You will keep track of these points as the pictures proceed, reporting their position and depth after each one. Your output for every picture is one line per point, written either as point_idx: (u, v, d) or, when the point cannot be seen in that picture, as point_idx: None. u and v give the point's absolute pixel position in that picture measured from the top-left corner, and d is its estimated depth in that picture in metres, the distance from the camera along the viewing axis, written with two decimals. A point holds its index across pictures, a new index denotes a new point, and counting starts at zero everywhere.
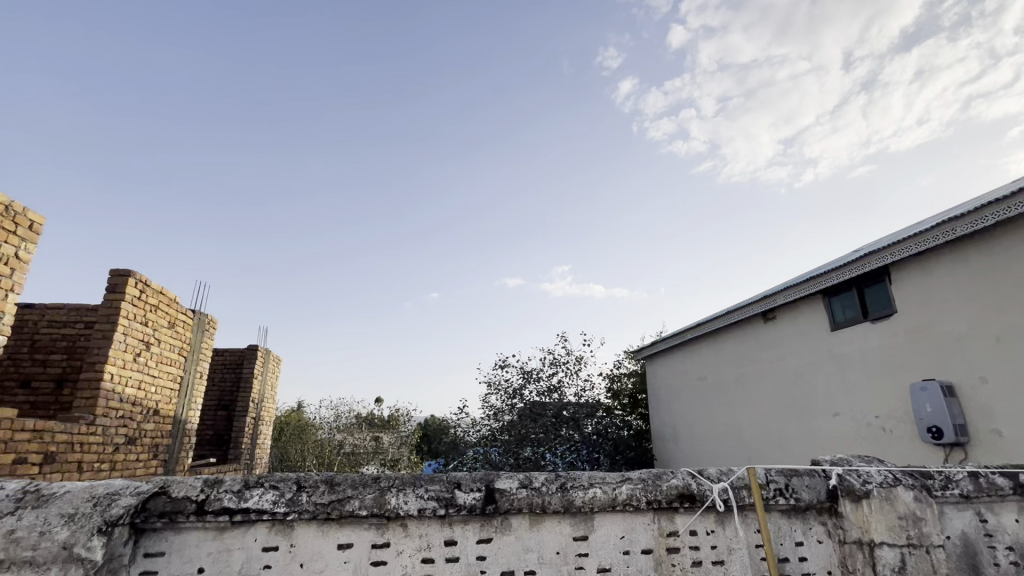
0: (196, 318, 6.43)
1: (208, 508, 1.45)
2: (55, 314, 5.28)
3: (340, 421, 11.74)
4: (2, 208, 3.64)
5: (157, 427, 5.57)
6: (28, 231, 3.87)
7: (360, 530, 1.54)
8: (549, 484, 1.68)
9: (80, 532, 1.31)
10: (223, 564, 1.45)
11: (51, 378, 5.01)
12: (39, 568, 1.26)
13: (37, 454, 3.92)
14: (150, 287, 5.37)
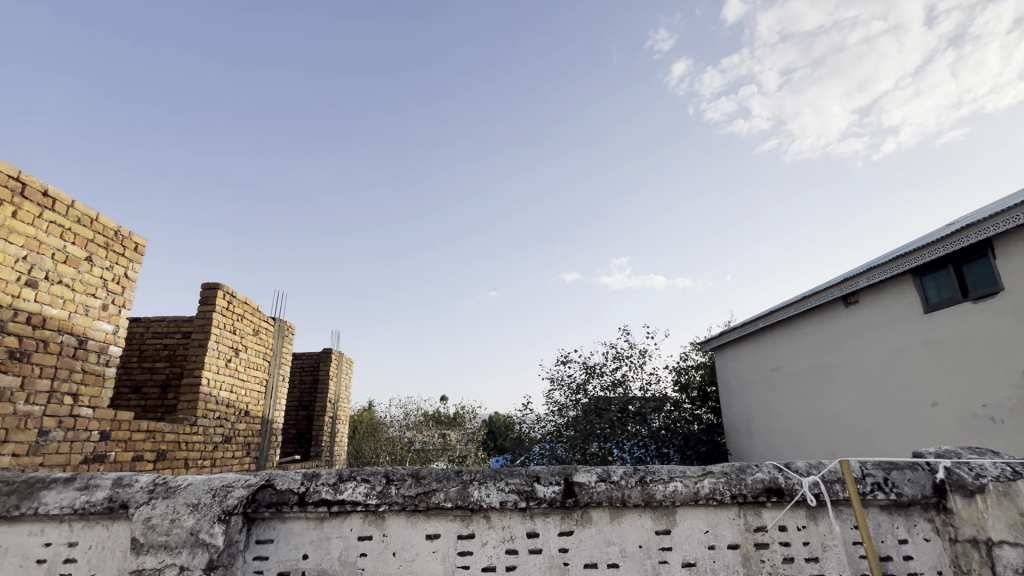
0: (277, 325, 6.90)
1: (308, 499, 1.57)
2: (157, 325, 5.84)
3: (409, 419, 12.22)
4: (112, 233, 4.08)
5: (248, 427, 6.04)
6: (135, 251, 4.31)
7: (446, 521, 1.60)
8: (628, 477, 1.66)
9: (204, 520, 1.47)
10: (324, 552, 1.56)
11: (157, 384, 5.60)
12: (172, 551, 1.43)
13: (151, 452, 4.38)
14: (236, 298, 5.83)
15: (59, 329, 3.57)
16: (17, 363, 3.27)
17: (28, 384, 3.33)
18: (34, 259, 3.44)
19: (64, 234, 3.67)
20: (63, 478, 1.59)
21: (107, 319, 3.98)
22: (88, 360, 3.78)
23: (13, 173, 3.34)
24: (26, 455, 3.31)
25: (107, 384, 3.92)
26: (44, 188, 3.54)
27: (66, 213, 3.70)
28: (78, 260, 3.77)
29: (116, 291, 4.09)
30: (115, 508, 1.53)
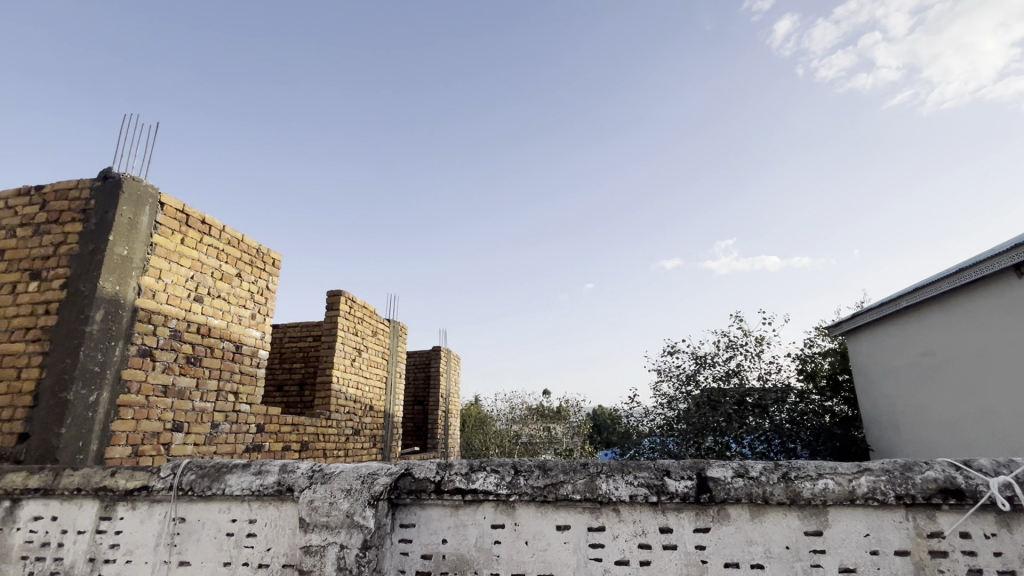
0: (392, 326, 7.39)
1: (444, 488, 1.66)
2: (292, 330, 6.55)
3: (515, 413, 12.54)
4: (255, 251, 4.65)
5: (373, 421, 6.57)
6: (273, 266, 4.87)
7: (575, 513, 1.61)
8: (769, 473, 1.55)
9: (357, 504, 1.62)
10: (461, 537, 1.64)
11: (296, 382, 6.30)
12: (334, 530, 1.60)
13: (296, 443, 4.95)
14: (355, 302, 6.36)
15: (221, 337, 4.17)
16: (192, 366, 3.87)
17: (201, 384, 3.92)
18: (199, 278, 4.03)
19: (219, 255, 4.24)
20: (242, 464, 1.84)
21: (256, 326, 4.56)
22: (244, 363, 4.36)
23: (179, 206, 3.92)
24: (203, 445, 3.91)
25: (259, 383, 4.50)
26: (202, 216, 4.11)
27: (220, 236, 4.27)
28: (231, 276, 4.35)
29: (261, 301, 4.66)
30: (283, 491, 1.74)
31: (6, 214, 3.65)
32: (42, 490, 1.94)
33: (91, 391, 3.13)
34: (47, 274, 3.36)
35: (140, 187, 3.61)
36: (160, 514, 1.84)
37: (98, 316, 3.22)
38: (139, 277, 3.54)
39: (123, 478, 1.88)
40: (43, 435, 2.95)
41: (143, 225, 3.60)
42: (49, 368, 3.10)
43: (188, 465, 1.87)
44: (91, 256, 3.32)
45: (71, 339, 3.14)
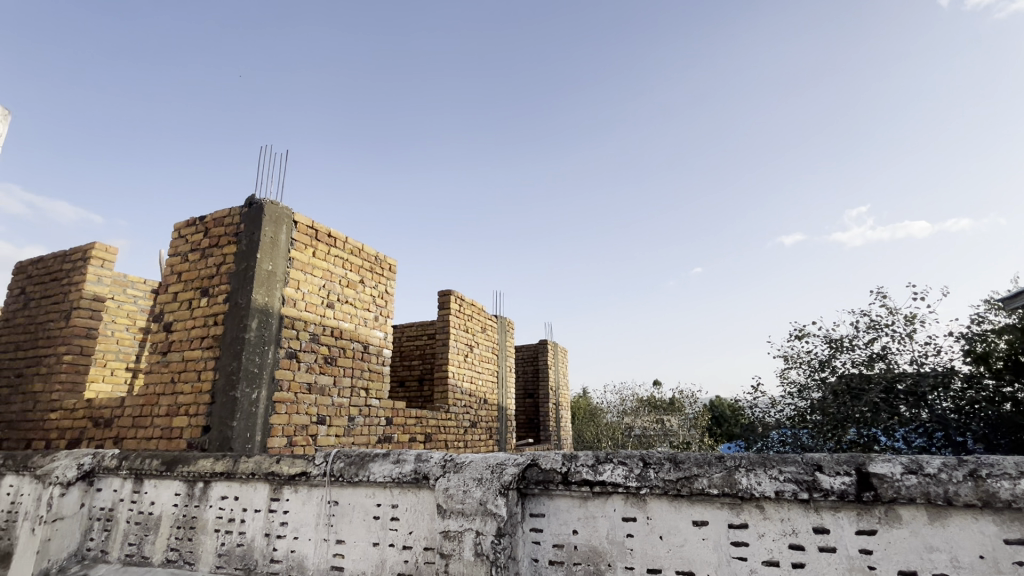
0: (499, 321, 7.59)
1: (572, 479, 1.65)
2: (409, 329, 7.02)
3: (626, 404, 12.29)
4: (374, 258, 5.03)
5: (488, 413, 6.83)
6: (390, 270, 5.24)
7: (713, 509, 1.51)
8: (951, 471, 1.33)
9: (489, 492, 1.67)
10: (593, 529, 1.63)
11: (416, 378, 6.74)
12: (469, 517, 1.67)
13: (421, 434, 5.29)
14: (464, 300, 6.62)
15: (351, 338, 4.59)
16: (329, 366, 4.31)
17: (337, 381, 4.35)
18: (329, 286, 4.47)
19: (344, 264, 4.66)
20: (382, 453, 1.99)
21: (379, 328, 4.94)
22: (372, 361, 4.76)
23: (309, 223, 4.36)
24: (343, 436, 4.33)
25: (385, 379, 4.89)
26: (328, 230, 4.54)
27: (344, 247, 4.68)
28: (356, 283, 4.76)
29: (382, 304, 5.05)
30: (420, 479, 1.85)
31: (180, 243, 4.33)
32: (225, 474, 2.27)
33: (253, 389, 3.61)
34: (214, 291, 3.94)
35: (278, 209, 4.08)
36: (317, 498, 2.06)
37: (253, 324, 3.70)
38: (282, 289, 4.01)
39: (286, 465, 2.13)
40: (219, 428, 3.44)
41: (282, 243, 4.06)
42: (220, 370, 3.62)
43: (337, 454, 2.07)
44: (244, 272, 3.81)
45: (235, 344, 3.63)
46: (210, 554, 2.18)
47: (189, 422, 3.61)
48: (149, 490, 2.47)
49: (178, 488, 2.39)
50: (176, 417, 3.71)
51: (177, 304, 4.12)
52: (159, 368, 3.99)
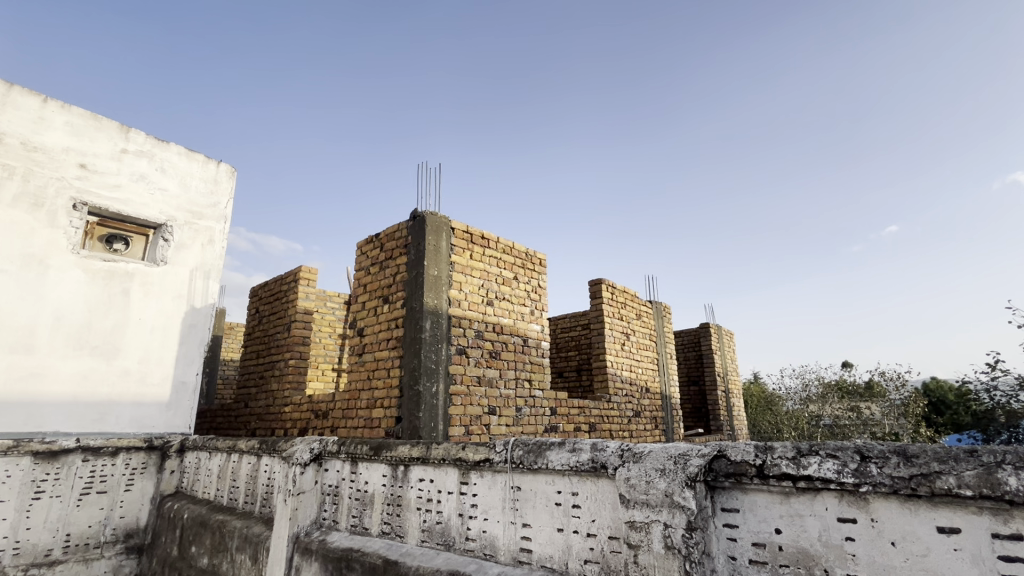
0: (655, 307, 7.27)
1: (769, 473, 1.49)
2: (563, 321, 7.13)
3: (810, 391, 10.90)
4: (524, 254, 5.20)
5: (652, 402, 6.60)
6: (541, 265, 5.36)
7: (966, 514, 1.23)
8: None
9: (674, 484, 1.59)
10: (800, 529, 1.45)
11: (574, 369, 6.80)
12: (655, 508, 1.62)
13: (585, 424, 5.33)
14: (616, 288, 6.48)
15: (512, 333, 4.82)
16: (495, 360, 4.58)
17: (503, 374, 4.61)
18: (487, 285, 4.75)
19: (499, 263, 4.90)
20: (557, 442, 2.03)
21: (535, 321, 5.11)
22: (532, 354, 4.94)
23: (464, 228, 4.68)
24: (513, 425, 4.57)
25: (546, 370, 5.03)
26: (481, 232, 4.81)
27: (496, 246, 4.93)
28: (510, 280, 4.98)
29: (536, 298, 5.20)
30: (598, 468, 1.85)
31: (363, 259, 4.99)
32: (421, 458, 2.53)
33: (432, 383, 4.00)
34: (393, 298, 4.46)
35: (437, 219, 4.45)
36: (502, 482, 2.18)
37: (428, 325, 4.09)
38: (448, 291, 4.37)
39: (470, 452, 2.30)
40: (409, 418, 3.88)
41: (443, 249, 4.42)
42: (405, 367, 4.07)
43: (515, 442, 2.17)
44: (416, 279, 4.24)
45: (414, 344, 4.06)
46: (416, 529, 2.47)
47: (385, 413, 4.14)
48: (363, 471, 2.88)
49: (385, 470, 2.74)
50: (374, 409, 4.28)
51: (365, 312, 4.75)
52: (358, 368, 4.64)
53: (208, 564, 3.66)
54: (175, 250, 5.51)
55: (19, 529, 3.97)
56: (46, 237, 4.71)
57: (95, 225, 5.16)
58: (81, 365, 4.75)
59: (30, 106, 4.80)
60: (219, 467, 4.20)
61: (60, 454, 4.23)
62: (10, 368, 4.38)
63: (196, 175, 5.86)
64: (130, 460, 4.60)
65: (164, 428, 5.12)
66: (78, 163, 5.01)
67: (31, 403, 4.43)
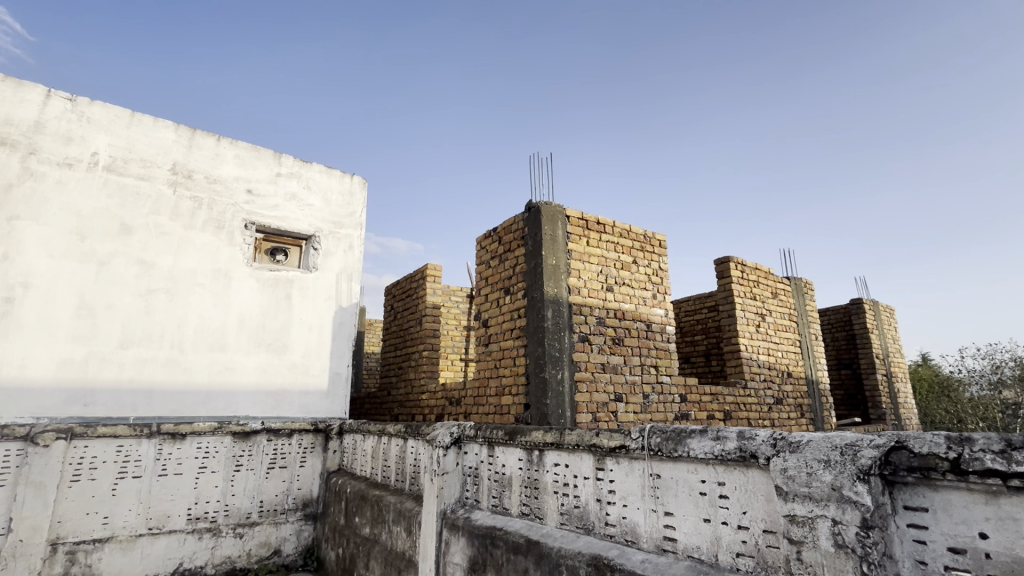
0: (794, 284, 6.56)
1: (968, 468, 1.27)
2: (687, 304, 6.78)
3: (1003, 373, 9.14)
4: (643, 237, 5.02)
5: (795, 388, 6.02)
6: (661, 246, 5.14)
7: None
8: None
9: (843, 477, 1.45)
10: (1015, 535, 1.22)
11: (702, 354, 6.42)
12: (819, 503, 1.49)
13: (719, 412, 5.02)
14: (747, 265, 5.97)
15: (634, 319, 4.70)
16: (618, 346, 4.50)
17: (627, 360, 4.52)
18: (607, 271, 4.67)
19: (616, 247, 4.80)
20: (698, 429, 1.94)
21: (658, 306, 4.92)
22: (657, 339, 4.78)
23: (579, 215, 4.65)
24: (641, 412, 4.47)
25: (674, 356, 4.83)
26: (596, 218, 4.74)
27: (613, 230, 4.82)
28: (630, 264, 4.85)
29: (658, 282, 5.00)
30: (747, 457, 1.74)
31: (483, 254, 5.20)
32: (555, 443, 2.59)
33: (558, 370, 4.06)
34: (514, 289, 4.59)
35: (552, 208, 4.48)
36: (639, 470, 2.15)
37: (549, 314, 4.15)
38: (568, 279, 4.39)
39: (605, 438, 2.30)
40: (537, 405, 3.99)
41: (560, 237, 4.44)
42: (530, 356, 4.18)
43: (652, 429, 2.11)
44: (535, 269, 4.32)
45: (538, 332, 4.15)
46: (554, 511, 2.54)
47: (514, 400, 4.30)
48: (500, 455, 3.03)
49: (520, 454, 2.85)
50: (503, 396, 4.47)
51: (489, 303, 4.95)
52: (485, 357, 4.87)
53: (370, 533, 4.13)
54: (323, 257, 6.25)
55: (227, 494, 4.85)
56: (228, 254, 5.64)
57: (262, 240, 6.04)
58: (260, 360, 5.62)
59: (209, 145, 5.74)
60: (372, 448, 4.71)
61: (251, 434, 5.06)
62: (211, 363, 5.33)
63: (335, 189, 6.56)
64: (302, 440, 5.35)
65: (326, 413, 5.87)
66: (246, 189, 5.91)
67: (227, 392, 5.36)
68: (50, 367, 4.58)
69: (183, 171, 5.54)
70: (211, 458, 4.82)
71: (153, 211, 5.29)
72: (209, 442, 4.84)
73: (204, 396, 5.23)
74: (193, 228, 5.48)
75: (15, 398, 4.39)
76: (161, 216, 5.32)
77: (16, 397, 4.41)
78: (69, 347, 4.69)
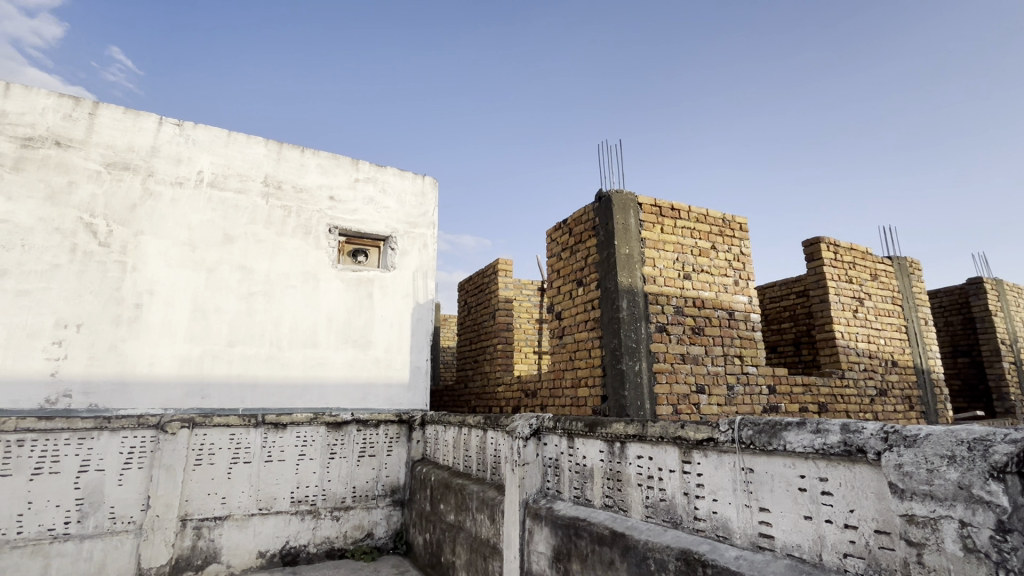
0: (897, 264, 5.95)
1: None
2: (772, 290, 6.37)
3: None
4: (721, 220, 4.77)
5: (901, 378, 5.48)
6: (742, 230, 4.86)
7: None
8: None
9: (972, 475, 1.31)
10: None
11: (790, 342, 6.01)
12: (942, 503, 1.36)
13: (813, 404, 4.68)
14: (841, 246, 5.50)
15: (714, 307, 4.49)
16: (698, 336, 4.33)
17: (709, 351, 4.34)
18: (683, 258, 4.50)
19: (693, 234, 4.60)
20: (795, 422, 1.83)
21: (741, 293, 4.67)
22: (740, 328, 4.54)
23: (652, 201, 4.50)
24: (725, 405, 4.28)
25: (760, 345, 4.57)
26: (670, 204, 4.58)
27: (689, 215, 4.63)
28: (708, 250, 4.64)
29: (740, 267, 4.74)
30: (854, 452, 1.62)
31: (553, 246, 5.19)
32: (637, 435, 2.54)
33: (635, 362, 3.98)
34: (586, 281, 4.55)
35: (624, 196, 4.37)
36: (730, 463, 2.06)
37: (624, 304, 4.08)
38: (642, 268, 4.27)
39: (691, 431, 2.23)
40: (615, 397, 3.94)
41: (632, 226, 4.33)
42: (606, 347, 4.13)
43: (743, 422, 2.02)
44: (608, 260, 4.25)
45: (613, 324, 4.09)
46: (639, 504, 2.50)
47: (591, 392, 4.27)
48: (580, 446, 3.02)
49: (602, 446, 2.83)
50: (580, 388, 4.45)
51: (561, 295, 4.94)
52: (559, 349, 4.87)
53: (455, 520, 4.29)
54: (400, 256, 6.54)
55: (324, 480, 5.24)
56: (315, 258, 6.06)
57: (345, 243, 6.43)
58: (347, 355, 5.99)
59: (294, 157, 6.18)
60: (453, 438, 4.88)
61: (342, 424, 5.43)
62: (305, 359, 5.76)
63: (409, 190, 6.83)
64: (388, 431, 5.65)
65: (409, 405, 6.16)
66: (329, 196, 6.30)
67: (320, 385, 5.77)
68: (174, 364, 5.17)
69: (274, 182, 6.00)
70: (309, 446, 5.23)
71: (250, 221, 5.79)
72: (306, 431, 5.24)
73: (300, 389, 5.66)
74: (285, 235, 5.94)
75: (147, 392, 5.01)
76: (257, 226, 5.82)
77: (147, 390, 5.02)
78: (187, 346, 5.26)
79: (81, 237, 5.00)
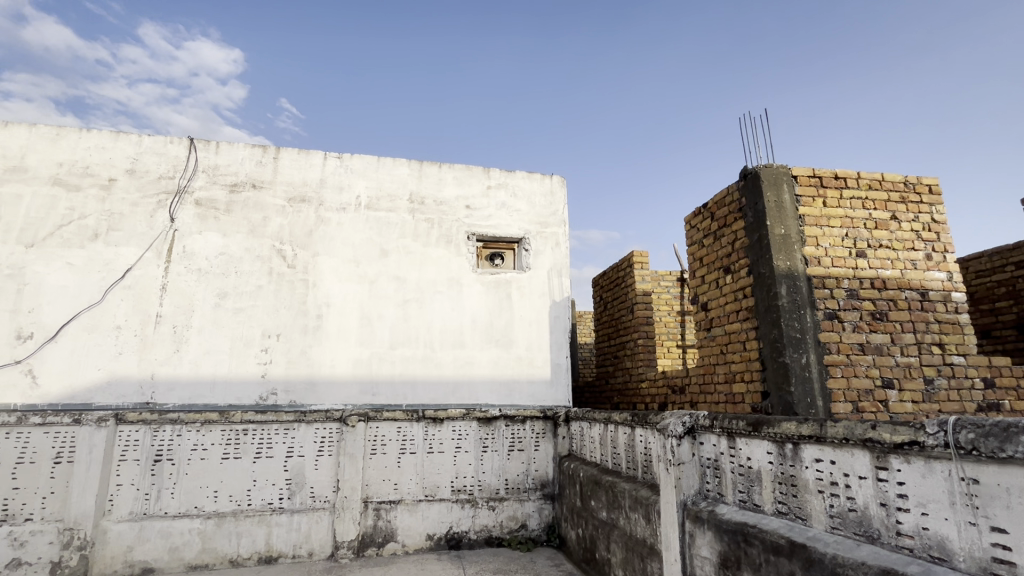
0: None
1: None
2: (978, 263, 5.24)
3: None
4: (902, 184, 4.05)
5: None
6: (932, 192, 4.07)
7: None
8: None
9: None
10: None
11: (1011, 326, 4.86)
12: None
13: None
14: None
15: (900, 287, 3.83)
16: (881, 323, 3.73)
17: (897, 339, 3.71)
18: (854, 233, 3.91)
19: (865, 203, 3.98)
20: None
21: (937, 268, 3.92)
22: (938, 310, 3.81)
23: (810, 172, 4.00)
24: (923, 402, 3.62)
25: (968, 330, 3.79)
26: (833, 172, 4.02)
27: (859, 183, 4.01)
28: (887, 221, 3.97)
29: (933, 238, 3.98)
30: None
31: (694, 233, 4.88)
32: (815, 437, 2.27)
33: (801, 354, 3.56)
34: (735, 267, 4.20)
35: (774, 170, 3.95)
36: (943, 472, 1.74)
37: (784, 290, 3.67)
38: (803, 249, 3.81)
39: (886, 432, 1.92)
40: (779, 393, 3.58)
41: (787, 202, 3.89)
42: (764, 339, 3.77)
43: (960, 423, 1.69)
44: (760, 243, 3.87)
45: (772, 313, 3.71)
46: (821, 513, 2.23)
47: (748, 388, 3.94)
48: (743, 447, 2.80)
49: (769, 447, 2.58)
50: (735, 384, 4.13)
51: (706, 285, 4.63)
52: (708, 342, 4.56)
53: (607, 516, 4.26)
54: (534, 257, 6.71)
55: (479, 471, 5.59)
56: (457, 264, 6.49)
57: (482, 248, 6.78)
58: (492, 354, 6.32)
59: (433, 172, 6.70)
60: (600, 435, 4.86)
61: (492, 420, 5.74)
62: (455, 359, 6.21)
63: (538, 191, 6.97)
64: (534, 427, 5.83)
65: (552, 402, 6.29)
66: (465, 205, 6.71)
67: (469, 382, 6.18)
68: (350, 366, 5.95)
69: (418, 199, 6.57)
70: (464, 439, 5.63)
71: (400, 235, 6.42)
72: (461, 426, 5.65)
73: (452, 387, 6.12)
74: (430, 245, 6.47)
75: (330, 390, 5.83)
76: (407, 239, 6.42)
77: (331, 389, 5.84)
78: (359, 350, 6.01)
79: (275, 262, 6.01)
